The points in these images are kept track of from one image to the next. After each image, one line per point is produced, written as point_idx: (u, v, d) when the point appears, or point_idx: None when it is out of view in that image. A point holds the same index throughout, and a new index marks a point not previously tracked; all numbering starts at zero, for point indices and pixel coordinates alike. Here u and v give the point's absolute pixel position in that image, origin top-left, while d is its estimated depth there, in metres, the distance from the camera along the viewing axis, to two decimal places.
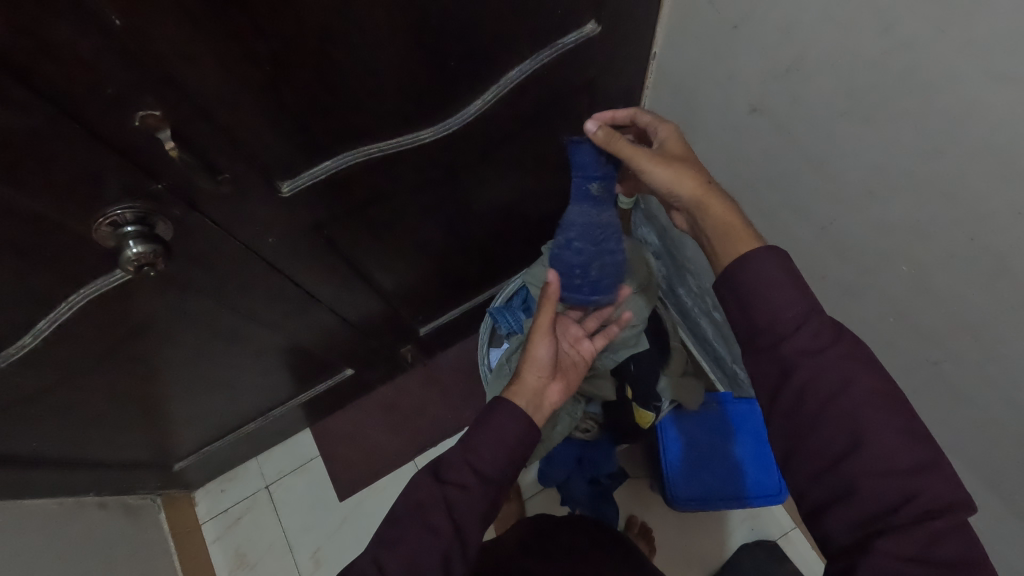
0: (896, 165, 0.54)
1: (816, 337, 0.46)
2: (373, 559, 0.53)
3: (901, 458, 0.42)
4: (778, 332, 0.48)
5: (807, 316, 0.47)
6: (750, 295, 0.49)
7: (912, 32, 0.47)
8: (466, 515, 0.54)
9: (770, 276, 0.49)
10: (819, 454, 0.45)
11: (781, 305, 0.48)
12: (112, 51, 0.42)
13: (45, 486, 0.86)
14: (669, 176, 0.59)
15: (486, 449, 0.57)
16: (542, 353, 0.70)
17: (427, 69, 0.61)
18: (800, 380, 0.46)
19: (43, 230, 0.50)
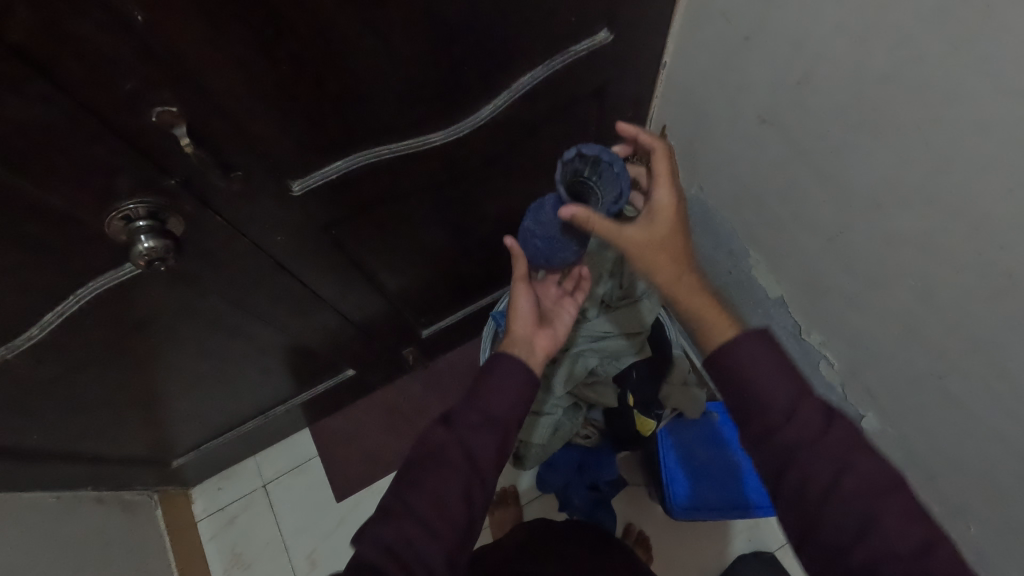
0: (906, 179, 0.55)
1: (810, 425, 0.46)
2: (397, 498, 0.53)
3: (910, 542, 0.41)
4: (771, 422, 0.47)
5: (797, 403, 0.47)
6: (740, 381, 0.48)
7: (924, 48, 0.48)
8: (482, 451, 0.55)
9: (762, 362, 0.48)
10: (830, 547, 0.44)
11: (772, 394, 0.47)
12: (133, 46, 0.42)
13: (43, 480, 0.86)
14: (651, 258, 0.58)
15: (496, 395, 0.58)
16: (524, 304, 0.71)
17: (442, 72, 0.61)
18: (798, 473, 0.45)
19: (56, 223, 0.51)
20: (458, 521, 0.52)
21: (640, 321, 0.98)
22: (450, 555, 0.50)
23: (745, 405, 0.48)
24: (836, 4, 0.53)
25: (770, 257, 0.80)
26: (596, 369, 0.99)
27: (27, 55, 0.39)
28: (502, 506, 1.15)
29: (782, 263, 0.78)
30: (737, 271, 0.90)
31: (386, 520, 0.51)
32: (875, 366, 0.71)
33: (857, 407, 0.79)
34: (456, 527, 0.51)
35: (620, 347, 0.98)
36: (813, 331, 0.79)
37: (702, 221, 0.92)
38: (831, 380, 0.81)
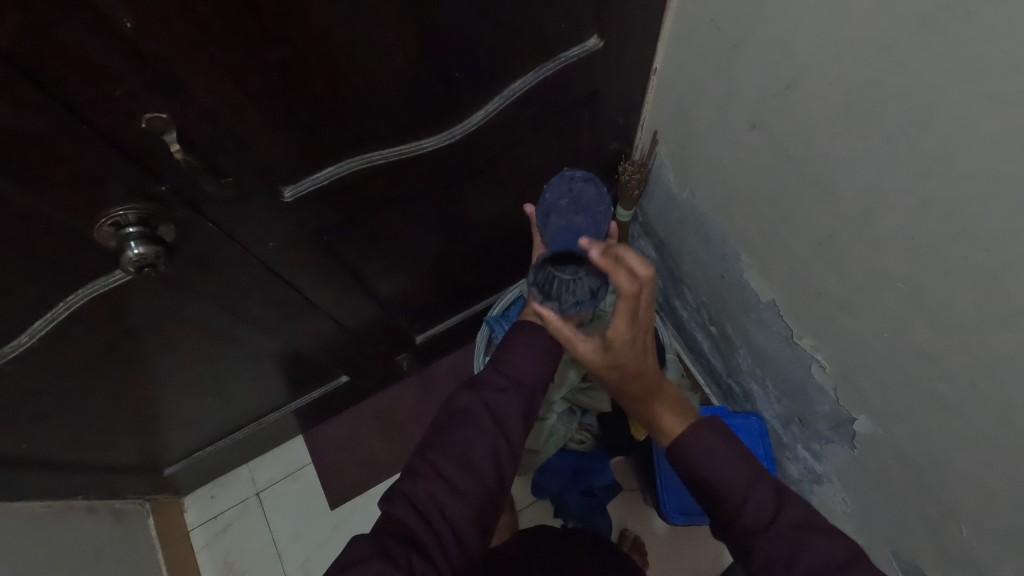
0: (894, 184, 0.55)
1: (764, 508, 0.51)
2: (426, 460, 0.55)
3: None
4: (728, 506, 0.52)
5: (750, 488, 0.52)
6: (699, 471, 0.54)
7: (908, 55, 0.48)
8: (508, 412, 0.58)
9: (714, 447, 0.55)
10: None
11: (725, 484, 0.53)
12: (123, 52, 0.42)
13: (33, 489, 0.85)
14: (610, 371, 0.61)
15: (521, 360, 0.61)
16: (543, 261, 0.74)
17: (433, 79, 0.61)
18: (761, 555, 0.50)
19: (47, 229, 0.51)
20: (486, 480, 0.55)
21: None
22: (479, 512, 0.54)
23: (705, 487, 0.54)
24: (822, 12, 0.54)
25: (760, 262, 0.81)
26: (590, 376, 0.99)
27: (16, 62, 0.39)
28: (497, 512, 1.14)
29: (772, 267, 0.79)
30: (728, 276, 0.90)
31: (418, 481, 0.54)
32: (866, 370, 0.71)
33: (849, 410, 0.79)
34: (484, 487, 0.55)
35: None
36: (804, 335, 0.80)
37: (694, 226, 0.93)
38: (822, 384, 0.81)
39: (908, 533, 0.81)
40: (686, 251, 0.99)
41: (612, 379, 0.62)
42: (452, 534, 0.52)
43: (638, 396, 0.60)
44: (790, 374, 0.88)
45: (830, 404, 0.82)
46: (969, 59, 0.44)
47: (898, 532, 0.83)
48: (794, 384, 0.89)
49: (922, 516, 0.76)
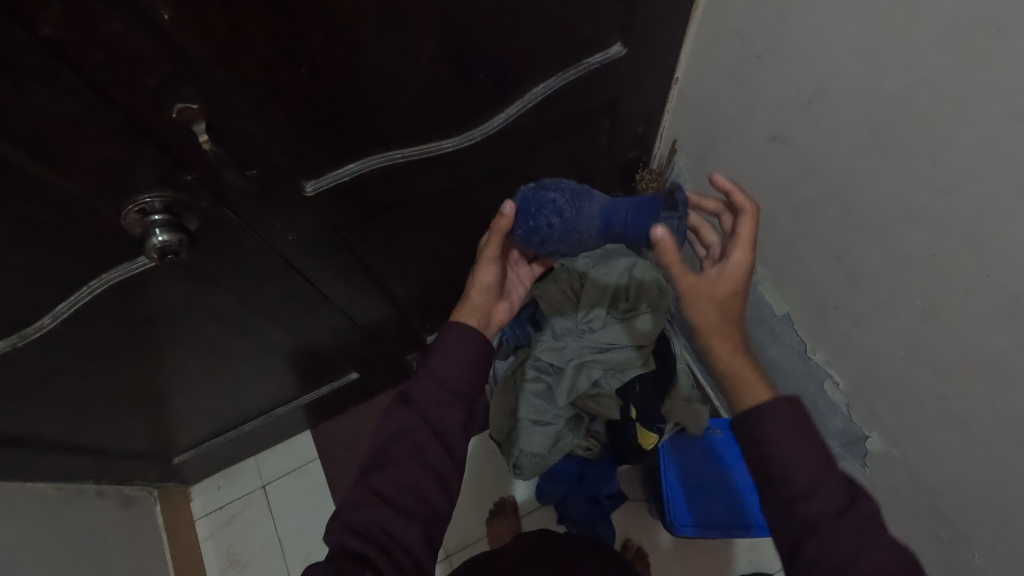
0: (916, 198, 0.55)
1: (831, 501, 0.44)
2: (368, 487, 0.54)
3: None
4: (789, 492, 0.46)
5: (823, 475, 0.45)
6: (770, 452, 0.47)
7: (935, 70, 0.48)
8: (447, 425, 0.57)
9: (785, 429, 0.47)
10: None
11: (796, 467, 0.46)
12: (159, 43, 0.43)
13: (42, 470, 0.86)
14: (709, 313, 0.55)
15: (448, 364, 0.59)
16: (489, 274, 0.70)
17: (457, 80, 0.62)
18: (819, 545, 0.44)
19: (76, 213, 0.52)
20: (434, 499, 0.55)
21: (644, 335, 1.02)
22: (426, 529, 0.54)
23: (769, 466, 0.47)
24: (848, 24, 0.54)
25: (775, 275, 0.81)
26: (599, 381, 1.01)
27: (57, 49, 0.40)
28: (499, 516, 1.14)
29: (787, 280, 0.79)
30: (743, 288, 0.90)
31: (362, 506, 0.53)
32: (882, 387, 0.70)
33: (862, 427, 0.78)
34: (432, 507, 0.55)
35: (622, 359, 1.01)
36: (817, 349, 0.79)
37: None
38: (835, 400, 0.80)
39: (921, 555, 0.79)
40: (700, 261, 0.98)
41: (701, 318, 0.56)
42: (406, 556, 0.52)
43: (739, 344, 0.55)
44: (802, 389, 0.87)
45: (841, 421, 0.81)
46: (993, 77, 0.44)
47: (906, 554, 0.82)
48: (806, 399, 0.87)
49: (933, 538, 0.75)
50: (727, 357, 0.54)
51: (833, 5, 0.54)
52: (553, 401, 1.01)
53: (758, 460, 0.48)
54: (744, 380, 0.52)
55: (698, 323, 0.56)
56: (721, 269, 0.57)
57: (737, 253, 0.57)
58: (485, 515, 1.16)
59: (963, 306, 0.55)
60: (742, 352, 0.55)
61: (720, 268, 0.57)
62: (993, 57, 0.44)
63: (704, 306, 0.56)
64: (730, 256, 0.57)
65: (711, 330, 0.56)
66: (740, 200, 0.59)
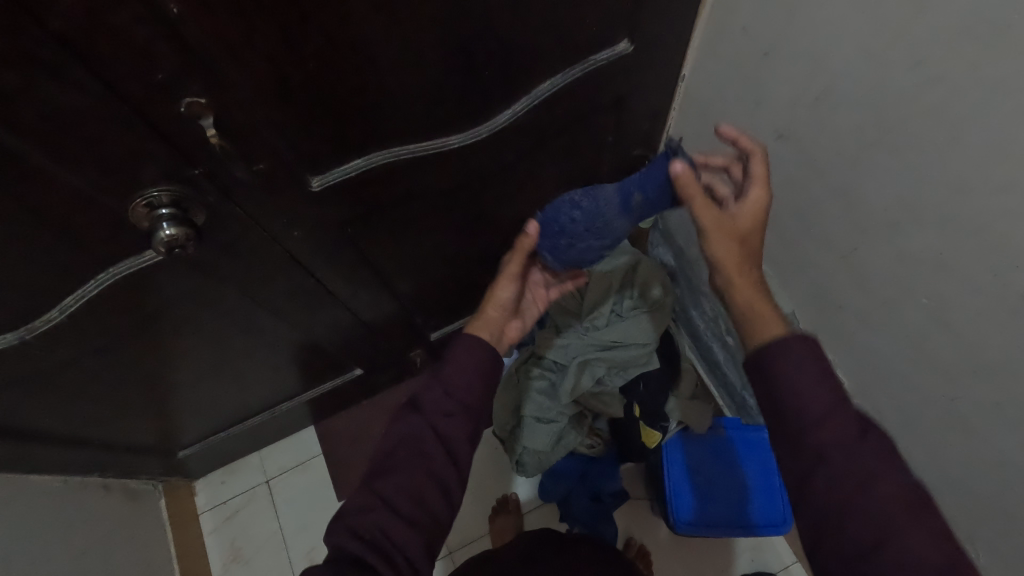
0: (923, 196, 0.55)
1: (845, 431, 0.44)
2: (372, 491, 0.54)
3: (931, 559, 0.40)
4: (801, 423, 0.46)
5: (833, 408, 0.45)
6: (780, 383, 0.47)
7: (943, 67, 0.48)
8: (454, 436, 0.57)
9: (802, 362, 0.47)
10: (844, 550, 0.43)
11: (808, 397, 0.46)
12: (167, 37, 0.44)
13: (47, 463, 0.87)
14: (724, 246, 0.57)
15: (460, 376, 0.59)
16: (506, 292, 0.71)
17: (463, 76, 0.62)
18: (826, 475, 0.44)
19: (84, 207, 0.52)
20: (433, 505, 0.54)
21: (648, 333, 1.02)
22: (428, 540, 0.53)
23: (778, 397, 0.47)
24: (856, 20, 0.53)
25: (780, 273, 0.81)
26: (603, 379, 1.01)
27: (66, 42, 0.41)
28: (502, 513, 1.14)
29: (793, 278, 0.79)
30: None
31: (365, 510, 0.53)
32: (888, 387, 0.70)
33: None
34: (431, 512, 0.54)
35: (627, 357, 1.01)
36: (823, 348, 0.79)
37: None
38: None
39: None
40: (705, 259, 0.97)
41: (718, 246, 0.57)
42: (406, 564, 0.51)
43: (753, 273, 0.56)
44: None
45: None
46: (1001, 75, 0.44)
47: None
48: None
49: None
50: (739, 287, 0.55)
51: (841, 2, 0.54)
52: (556, 398, 1.01)
53: (767, 394, 0.48)
54: (754, 311, 0.53)
55: (713, 253, 0.57)
56: (741, 202, 0.59)
57: (755, 187, 0.58)
58: (487, 512, 1.16)
59: (970, 306, 0.55)
60: (756, 283, 0.55)
61: (740, 202, 0.59)
62: (1000, 54, 0.44)
63: (721, 238, 0.57)
64: (750, 188, 0.58)
65: (726, 260, 0.56)
66: (748, 144, 0.60)
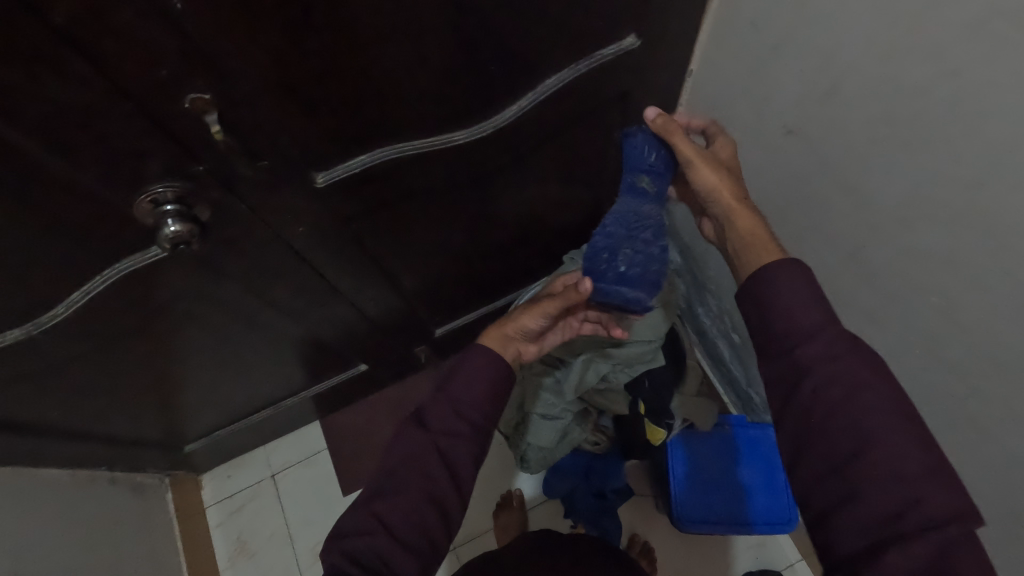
0: (934, 193, 0.54)
1: (830, 347, 0.47)
2: (372, 513, 0.54)
3: (907, 464, 0.43)
4: (792, 339, 0.49)
5: (818, 329, 0.48)
6: (773, 309, 0.50)
7: (958, 61, 0.47)
8: (459, 459, 0.57)
9: (789, 286, 0.50)
10: (824, 460, 0.46)
11: (796, 313, 0.49)
12: (171, 33, 0.43)
13: (55, 457, 0.87)
14: (711, 176, 0.63)
15: (466, 396, 0.59)
16: (532, 322, 0.72)
17: (468, 72, 0.62)
18: (809, 387, 0.47)
19: (89, 204, 0.52)
20: (434, 531, 0.54)
21: (653, 329, 1.00)
22: (423, 566, 0.53)
23: (771, 322, 0.50)
24: (867, 14, 0.53)
25: None
26: (608, 375, 1.00)
27: (69, 37, 0.40)
28: (506, 509, 1.14)
29: None
30: None
31: (364, 535, 0.52)
32: None
33: None
34: (432, 539, 0.54)
35: (633, 354, 0.99)
36: None
37: None
38: None
39: None
40: (712, 256, 0.95)
41: (700, 177, 0.64)
42: None
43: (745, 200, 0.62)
44: None
45: None
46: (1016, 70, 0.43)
47: None
48: None
49: None
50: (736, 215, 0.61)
51: None
52: (561, 394, 1.00)
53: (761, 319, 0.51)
54: (748, 238, 0.58)
55: (699, 180, 0.64)
56: (716, 143, 0.68)
57: (721, 136, 0.68)
58: (491, 508, 1.17)
59: (980, 303, 0.54)
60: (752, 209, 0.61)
61: (714, 144, 0.68)
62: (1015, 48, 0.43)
63: (707, 171, 0.63)
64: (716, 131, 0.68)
65: (711, 184, 0.63)
66: (698, 122, 0.70)
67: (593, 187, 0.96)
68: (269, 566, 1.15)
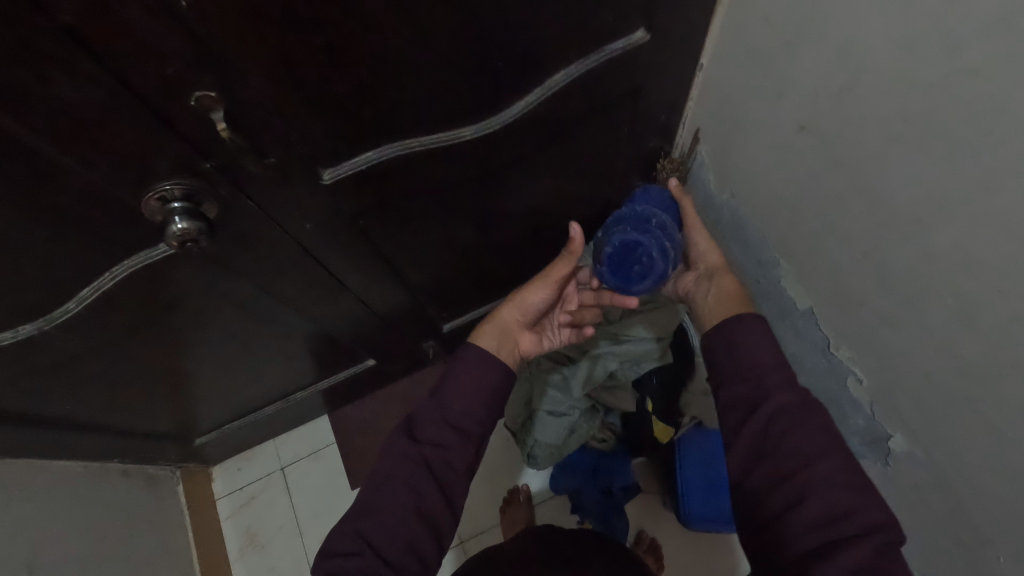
0: (950, 193, 0.53)
1: (786, 382, 0.54)
2: (360, 534, 0.54)
3: (847, 476, 0.49)
4: (755, 377, 0.55)
5: (777, 368, 0.54)
6: (737, 352, 0.56)
7: (979, 56, 0.46)
8: (447, 470, 0.57)
9: (759, 337, 0.56)
10: (777, 469, 0.51)
11: (756, 358, 0.55)
12: (177, 31, 0.43)
13: (68, 449, 0.88)
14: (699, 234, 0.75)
15: (455, 405, 0.59)
16: (535, 297, 0.75)
17: (475, 69, 0.61)
18: (765, 411, 0.53)
19: (98, 201, 0.52)
20: (423, 548, 0.54)
21: (662, 327, 1.00)
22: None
23: (741, 366, 0.56)
24: (884, 8, 0.51)
25: (799, 267, 0.79)
26: (616, 372, 1.01)
27: (76, 36, 0.40)
28: (512, 505, 1.14)
29: (811, 274, 0.78)
30: (766, 282, 0.89)
31: (351, 555, 0.53)
32: (908, 387, 0.69)
33: (885, 426, 0.76)
34: (419, 557, 0.54)
35: (639, 351, 1.00)
36: (841, 346, 0.78)
37: (730, 226, 0.92)
38: (858, 398, 0.79)
39: (941, 556, 0.78)
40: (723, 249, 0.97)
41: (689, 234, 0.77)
42: None
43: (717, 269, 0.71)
44: (824, 387, 0.86)
45: (865, 419, 0.80)
46: None
47: (927, 548, 0.81)
48: (828, 396, 0.86)
49: (957, 542, 0.74)
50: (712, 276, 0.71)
51: None
52: (569, 391, 1.00)
53: (729, 355, 0.57)
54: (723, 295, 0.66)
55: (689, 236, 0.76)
56: None
57: None
58: (497, 504, 1.17)
59: (996, 305, 0.53)
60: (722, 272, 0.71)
61: None
62: None
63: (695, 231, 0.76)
64: None
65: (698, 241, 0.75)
66: None
67: (603, 183, 0.95)
68: (278, 557, 1.16)
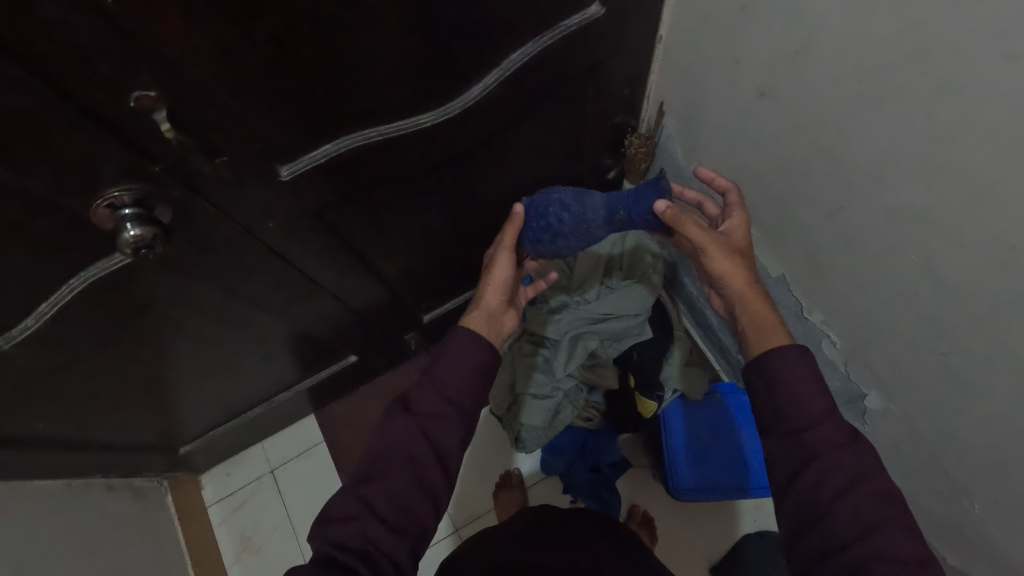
0: (909, 151, 0.53)
1: (836, 436, 0.52)
2: (358, 497, 0.54)
3: (905, 551, 0.47)
4: (804, 423, 0.53)
5: (827, 417, 0.52)
6: (782, 393, 0.54)
7: (927, 10, 0.46)
8: (444, 440, 0.57)
9: (802, 372, 0.54)
10: (825, 536, 0.49)
11: (805, 403, 0.53)
12: (106, 29, 0.42)
13: (47, 468, 0.87)
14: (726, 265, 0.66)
15: (452, 373, 0.59)
16: (503, 273, 0.75)
17: (428, 52, 0.60)
18: (817, 471, 0.51)
19: (44, 212, 0.51)
20: (423, 526, 0.55)
21: (640, 303, 1.01)
22: (412, 548, 0.53)
23: (785, 409, 0.54)
24: None
25: (769, 236, 0.80)
26: (596, 350, 1.02)
27: None
28: (506, 489, 1.14)
29: (781, 241, 0.78)
30: None
31: (352, 519, 0.52)
32: (881, 346, 0.69)
33: (861, 385, 0.77)
34: (420, 535, 0.54)
35: (619, 328, 1.01)
36: (814, 310, 0.79)
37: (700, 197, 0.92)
38: (831, 359, 0.80)
39: (920, 505, 0.80)
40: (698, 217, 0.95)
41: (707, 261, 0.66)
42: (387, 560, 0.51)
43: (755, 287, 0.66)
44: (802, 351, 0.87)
45: (840, 380, 0.81)
46: (980, 17, 0.42)
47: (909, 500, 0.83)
48: None
49: (936, 491, 0.75)
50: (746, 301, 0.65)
51: None
52: (553, 373, 1.00)
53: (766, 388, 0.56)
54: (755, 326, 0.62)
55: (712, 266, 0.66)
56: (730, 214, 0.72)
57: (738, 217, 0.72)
58: (492, 488, 1.18)
59: (960, 258, 0.53)
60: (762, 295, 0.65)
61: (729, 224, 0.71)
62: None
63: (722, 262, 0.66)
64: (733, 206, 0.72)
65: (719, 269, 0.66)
66: (722, 183, 0.73)
67: (572, 162, 0.95)
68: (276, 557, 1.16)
